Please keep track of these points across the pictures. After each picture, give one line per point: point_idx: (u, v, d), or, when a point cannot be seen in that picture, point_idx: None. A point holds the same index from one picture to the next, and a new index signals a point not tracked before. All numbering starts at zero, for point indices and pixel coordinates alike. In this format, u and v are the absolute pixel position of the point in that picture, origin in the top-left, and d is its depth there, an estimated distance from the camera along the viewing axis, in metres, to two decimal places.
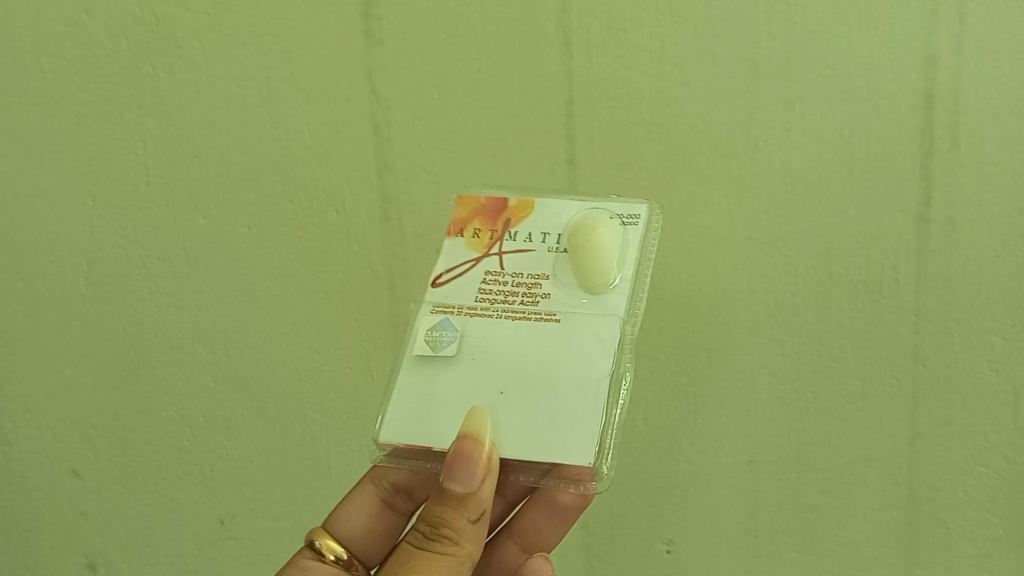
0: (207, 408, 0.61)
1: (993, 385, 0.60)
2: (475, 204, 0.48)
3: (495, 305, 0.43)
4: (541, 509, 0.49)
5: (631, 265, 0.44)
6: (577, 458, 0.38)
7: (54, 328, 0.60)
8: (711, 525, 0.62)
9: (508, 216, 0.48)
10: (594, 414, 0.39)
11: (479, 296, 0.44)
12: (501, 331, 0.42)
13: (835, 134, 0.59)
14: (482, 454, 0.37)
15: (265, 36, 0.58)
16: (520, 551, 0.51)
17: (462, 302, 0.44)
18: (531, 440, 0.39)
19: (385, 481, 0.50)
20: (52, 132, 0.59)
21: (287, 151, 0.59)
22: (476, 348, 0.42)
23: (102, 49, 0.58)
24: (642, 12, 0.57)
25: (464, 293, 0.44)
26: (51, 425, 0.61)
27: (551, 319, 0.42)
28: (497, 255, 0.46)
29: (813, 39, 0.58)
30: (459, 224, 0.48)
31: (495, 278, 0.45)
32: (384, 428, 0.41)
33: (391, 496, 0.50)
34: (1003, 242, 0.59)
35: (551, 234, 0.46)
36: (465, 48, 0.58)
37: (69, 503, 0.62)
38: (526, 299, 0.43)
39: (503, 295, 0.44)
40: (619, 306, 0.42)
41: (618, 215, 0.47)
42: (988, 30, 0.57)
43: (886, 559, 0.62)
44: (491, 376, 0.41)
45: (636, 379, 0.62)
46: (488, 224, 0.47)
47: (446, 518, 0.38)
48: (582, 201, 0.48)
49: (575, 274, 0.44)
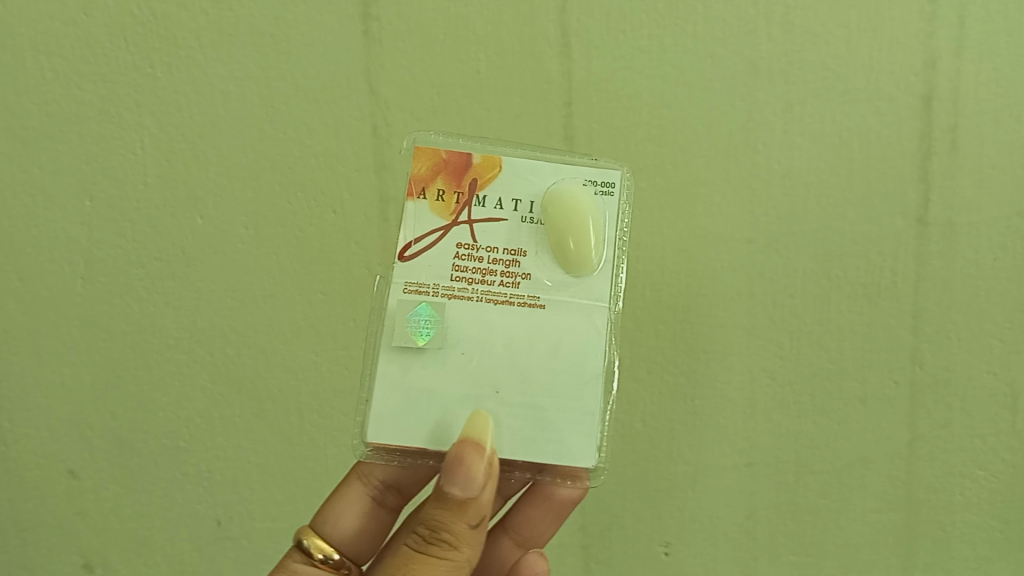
0: (205, 408, 0.61)
1: (992, 388, 0.60)
2: (435, 158, 0.43)
3: (473, 287, 0.41)
4: (535, 504, 0.50)
5: (610, 243, 0.43)
6: (578, 460, 0.40)
7: (50, 327, 0.60)
8: (710, 528, 0.62)
9: (473, 175, 0.43)
10: (592, 413, 0.41)
11: (454, 275, 0.41)
12: (489, 321, 0.41)
13: (834, 136, 0.59)
14: (483, 461, 0.37)
15: (265, 36, 0.58)
16: (514, 546, 0.51)
17: (437, 281, 0.41)
18: (528, 442, 0.40)
19: (373, 478, 0.50)
20: (51, 131, 0.59)
21: (286, 150, 0.59)
22: (463, 340, 0.40)
23: (103, 49, 0.58)
24: (641, 14, 0.58)
25: (436, 270, 0.41)
26: (49, 424, 0.60)
27: (536, 306, 0.41)
28: (468, 224, 0.42)
29: (811, 41, 0.59)
30: (421, 183, 0.43)
31: (468, 252, 0.42)
32: (374, 427, 0.40)
33: (380, 494, 0.50)
34: (1002, 244, 0.60)
35: (522, 201, 0.42)
36: (465, 49, 0.59)
37: (66, 503, 0.61)
38: (506, 279, 0.41)
39: (481, 274, 0.41)
40: (603, 290, 0.42)
41: (592, 181, 0.43)
42: (987, 33, 0.59)
43: (885, 562, 0.62)
44: (485, 372, 0.40)
45: (635, 381, 0.61)
46: (453, 183, 0.42)
47: (446, 523, 0.38)
48: (551, 162, 0.43)
49: (557, 260, 0.41)
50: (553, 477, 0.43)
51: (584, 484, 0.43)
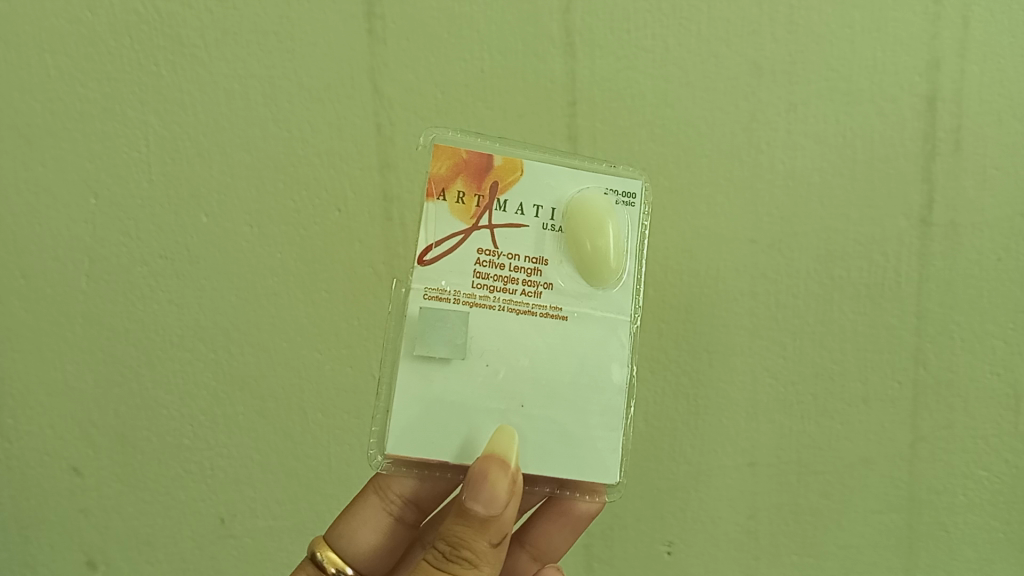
0: (208, 406, 0.61)
1: (994, 389, 0.61)
2: (454, 158, 0.42)
3: (494, 295, 0.41)
4: (554, 519, 0.50)
5: (630, 254, 0.43)
6: (598, 474, 0.41)
7: (54, 324, 0.60)
8: (711, 528, 0.62)
9: (494, 177, 0.42)
10: (613, 428, 0.42)
11: (476, 282, 0.41)
12: (512, 333, 0.41)
13: (837, 137, 0.59)
14: (506, 478, 0.37)
15: (268, 35, 0.59)
16: (531, 559, 0.51)
17: (458, 287, 0.41)
18: (550, 456, 0.40)
19: (391, 493, 0.50)
20: (55, 128, 0.59)
21: (290, 149, 0.59)
22: (486, 351, 0.40)
23: (108, 47, 0.59)
24: (645, 14, 0.58)
25: (457, 275, 0.41)
26: (52, 421, 0.60)
27: (558, 317, 0.41)
28: (488, 228, 0.41)
29: (815, 42, 0.59)
30: (440, 184, 0.42)
31: (489, 258, 0.41)
32: (394, 439, 0.39)
33: (398, 509, 0.50)
34: (1005, 246, 0.60)
35: (543, 207, 0.42)
36: (469, 48, 0.59)
37: (67, 501, 0.61)
38: (527, 288, 0.41)
39: (502, 282, 0.41)
40: (623, 303, 0.43)
41: (613, 191, 0.44)
42: (991, 34, 0.59)
43: (886, 562, 0.62)
44: (509, 386, 0.41)
45: (637, 380, 0.60)
46: (472, 185, 0.42)
47: (467, 540, 0.37)
48: (571, 169, 0.44)
49: (578, 270, 0.42)
50: (571, 492, 0.43)
51: (601, 500, 0.44)
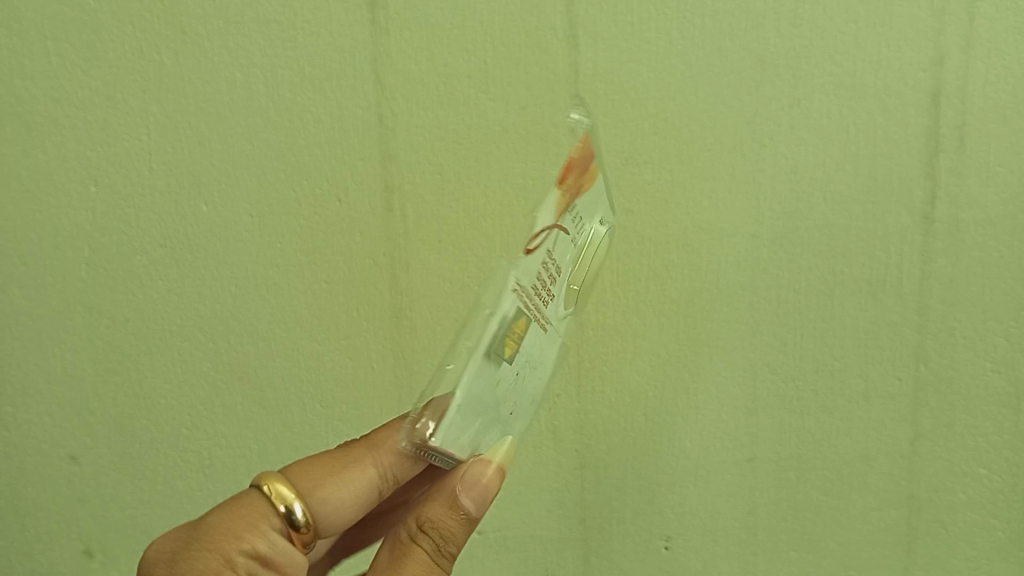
0: (207, 395, 0.62)
1: (995, 387, 0.60)
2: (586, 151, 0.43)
3: (538, 300, 0.39)
4: None
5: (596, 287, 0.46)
6: None
7: (55, 312, 0.61)
8: (710, 523, 0.63)
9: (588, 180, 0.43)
10: None
11: (535, 283, 0.39)
12: (540, 345, 0.40)
13: (843, 132, 0.57)
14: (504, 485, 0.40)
15: (270, 23, 0.57)
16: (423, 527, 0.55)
17: (528, 283, 0.38)
18: None
19: (392, 470, 0.44)
20: (56, 116, 0.58)
21: (292, 139, 0.59)
22: (526, 361, 0.39)
23: (107, 33, 0.57)
24: (650, 5, 0.56)
25: (529, 271, 0.38)
26: (50, 409, 0.63)
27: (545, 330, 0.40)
28: (563, 230, 0.40)
29: (821, 37, 0.56)
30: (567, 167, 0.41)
31: (548, 262, 0.40)
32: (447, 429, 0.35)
33: (390, 489, 0.45)
34: (1008, 243, 0.58)
35: (583, 222, 0.43)
36: (472, 39, 0.57)
37: (67, 488, 0.64)
38: (550, 301, 0.40)
39: (545, 289, 0.40)
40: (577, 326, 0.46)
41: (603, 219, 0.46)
42: (998, 30, 0.56)
43: (884, 559, 0.63)
44: (525, 398, 0.40)
45: (636, 373, 0.61)
46: (577, 182, 0.42)
47: (458, 537, 0.40)
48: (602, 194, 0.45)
49: (571, 292, 0.42)
50: None
51: None
